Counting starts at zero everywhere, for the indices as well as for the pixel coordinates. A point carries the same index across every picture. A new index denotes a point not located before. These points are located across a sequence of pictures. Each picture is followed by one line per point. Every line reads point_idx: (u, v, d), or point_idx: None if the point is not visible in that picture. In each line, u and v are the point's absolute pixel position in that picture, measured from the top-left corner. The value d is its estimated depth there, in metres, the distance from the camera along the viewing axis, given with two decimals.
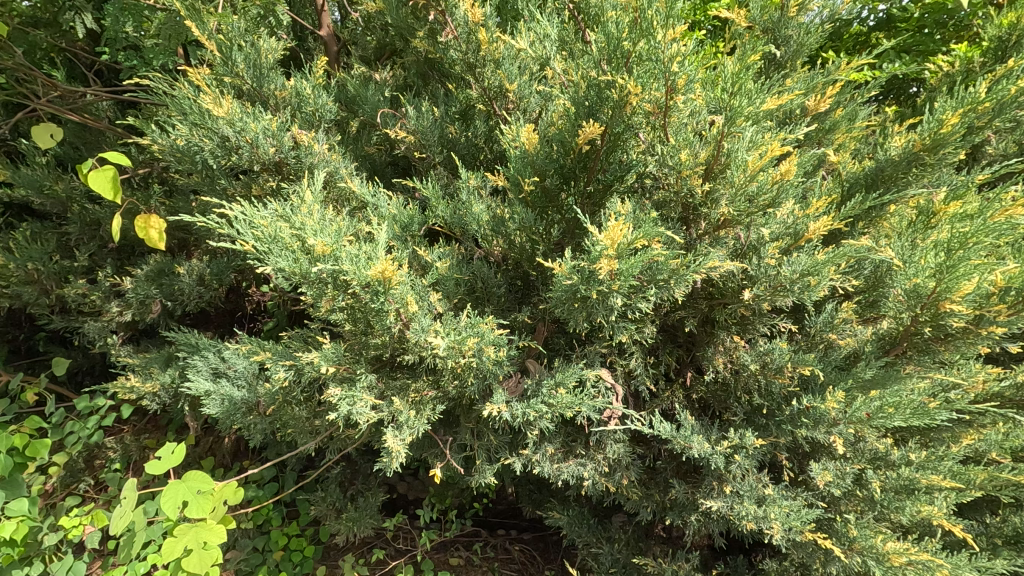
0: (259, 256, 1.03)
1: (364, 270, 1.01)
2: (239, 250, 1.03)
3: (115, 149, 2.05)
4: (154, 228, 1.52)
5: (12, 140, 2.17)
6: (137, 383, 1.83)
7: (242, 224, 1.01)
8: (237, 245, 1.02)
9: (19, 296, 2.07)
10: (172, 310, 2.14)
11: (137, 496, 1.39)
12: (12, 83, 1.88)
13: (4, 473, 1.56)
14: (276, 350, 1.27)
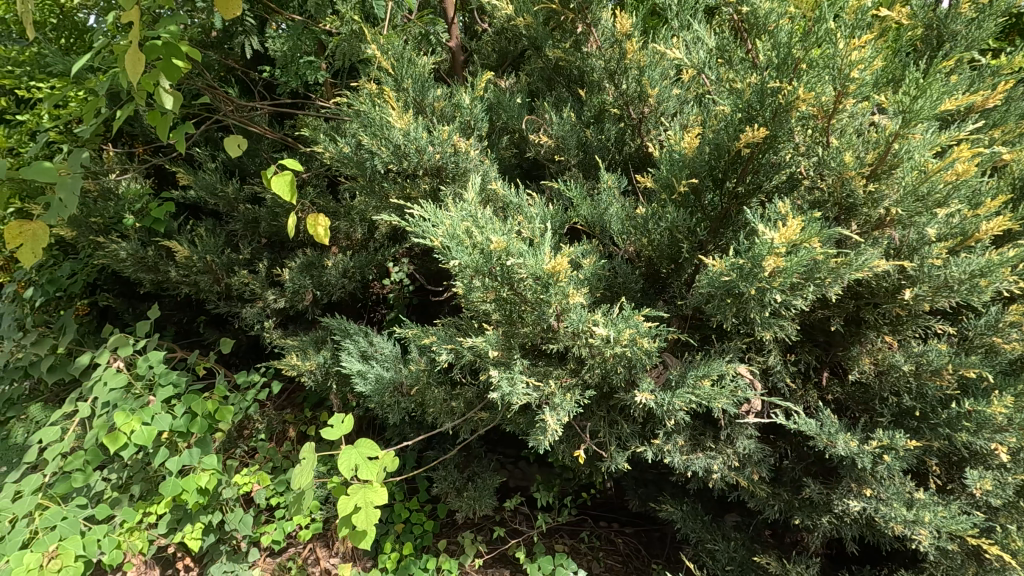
0: (445, 252, 1.17)
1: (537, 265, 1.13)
2: (428, 246, 1.17)
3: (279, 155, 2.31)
4: (322, 226, 1.72)
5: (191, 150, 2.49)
6: (298, 361, 2.07)
7: (430, 223, 1.17)
8: (426, 240, 1.17)
9: (198, 283, 2.40)
10: (320, 299, 2.39)
11: (313, 459, 1.56)
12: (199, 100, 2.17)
13: (200, 433, 1.84)
14: (438, 335, 1.41)
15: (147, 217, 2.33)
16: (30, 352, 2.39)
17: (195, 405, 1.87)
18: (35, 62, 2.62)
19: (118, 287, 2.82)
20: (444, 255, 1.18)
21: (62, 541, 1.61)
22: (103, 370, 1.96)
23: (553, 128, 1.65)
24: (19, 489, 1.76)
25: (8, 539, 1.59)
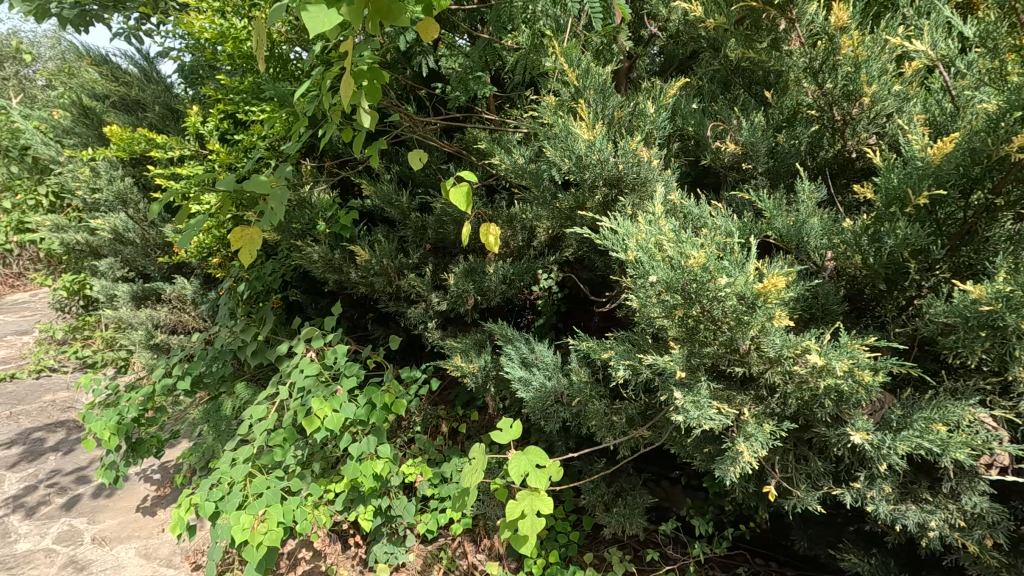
0: (637, 269, 1.16)
1: (747, 284, 1.08)
2: (621, 259, 1.17)
3: (453, 166, 2.44)
4: (493, 234, 1.77)
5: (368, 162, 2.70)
6: (462, 363, 2.17)
7: (622, 237, 1.20)
8: (619, 254, 1.17)
9: (373, 284, 2.63)
10: (480, 303, 2.48)
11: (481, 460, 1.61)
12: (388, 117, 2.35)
13: (377, 423, 2.00)
14: (615, 349, 1.38)
15: (335, 224, 2.60)
16: (240, 338, 2.79)
17: (375, 397, 2.04)
18: (252, 89, 3.06)
19: (305, 285, 3.19)
20: (636, 274, 1.17)
21: (268, 508, 1.84)
22: (300, 359, 2.23)
23: (741, 135, 1.54)
24: (236, 457, 2.06)
25: (228, 500, 1.86)
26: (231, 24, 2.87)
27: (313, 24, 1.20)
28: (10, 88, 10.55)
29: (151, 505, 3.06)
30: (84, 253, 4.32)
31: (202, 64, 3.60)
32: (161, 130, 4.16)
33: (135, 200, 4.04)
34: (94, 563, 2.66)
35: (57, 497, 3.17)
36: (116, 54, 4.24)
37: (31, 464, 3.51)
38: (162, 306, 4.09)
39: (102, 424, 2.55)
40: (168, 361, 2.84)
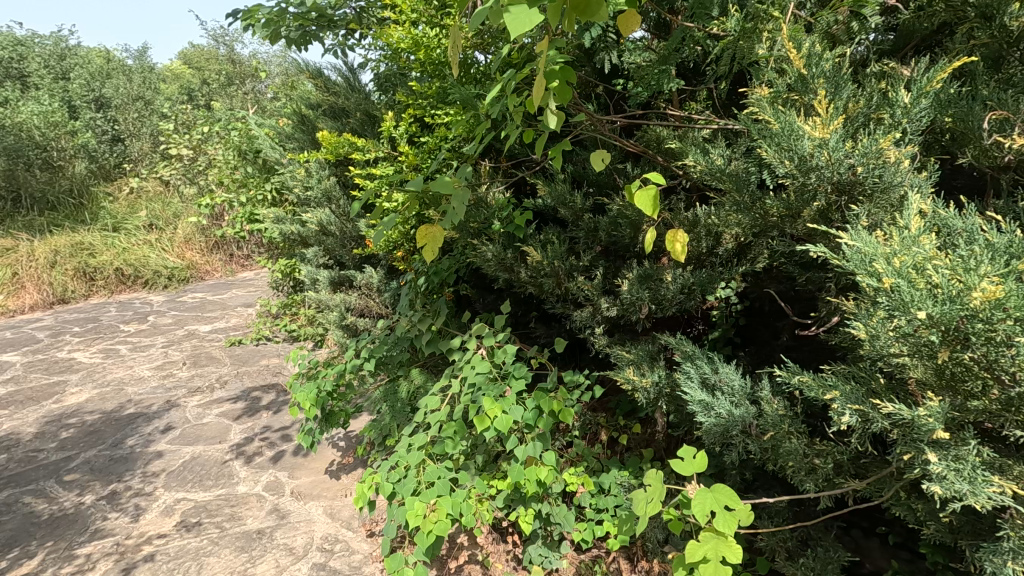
0: (897, 303, 0.99)
1: None
2: (876, 288, 1.01)
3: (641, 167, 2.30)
4: (680, 242, 1.55)
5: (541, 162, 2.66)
6: (634, 376, 2.06)
7: (878, 258, 1.03)
8: (875, 283, 1.02)
9: (542, 285, 2.61)
10: (653, 312, 2.33)
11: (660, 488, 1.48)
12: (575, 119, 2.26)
13: (545, 430, 1.98)
14: (845, 392, 1.16)
15: (509, 224, 2.65)
16: (417, 328, 2.99)
17: (544, 402, 2.03)
18: (439, 93, 3.24)
19: (476, 281, 3.31)
20: (894, 308, 1.00)
21: (439, 498, 1.93)
22: (472, 356, 2.30)
23: None
24: (412, 443, 2.19)
25: (404, 484, 2.00)
26: (425, 34, 3.05)
27: (516, 24, 1.17)
28: (248, 102, 12.71)
29: (337, 469, 3.45)
30: (296, 241, 5.01)
31: (396, 72, 3.91)
32: (360, 134, 4.65)
33: (336, 197, 4.56)
34: (292, 513, 3.07)
35: (268, 450, 3.73)
36: (327, 67, 4.80)
37: (251, 418, 4.18)
38: (353, 291, 4.58)
39: (305, 394, 2.92)
40: (358, 343, 3.16)
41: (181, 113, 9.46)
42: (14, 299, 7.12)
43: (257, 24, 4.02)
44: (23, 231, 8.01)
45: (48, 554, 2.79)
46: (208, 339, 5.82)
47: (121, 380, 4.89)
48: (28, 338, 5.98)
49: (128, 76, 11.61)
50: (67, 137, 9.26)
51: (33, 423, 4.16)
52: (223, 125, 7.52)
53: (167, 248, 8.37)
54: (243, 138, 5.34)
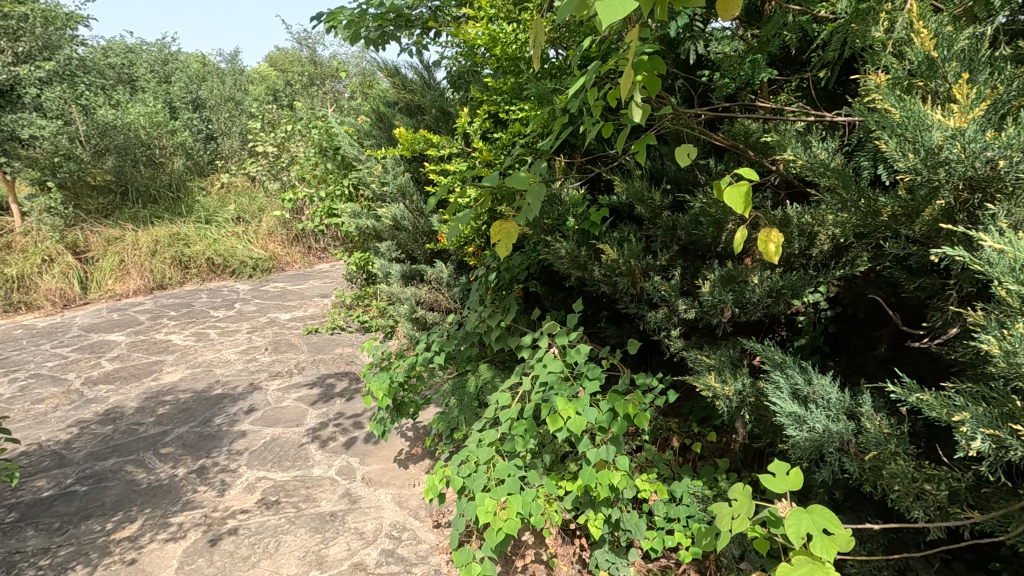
0: None
1: None
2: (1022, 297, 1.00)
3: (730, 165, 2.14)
4: (774, 241, 1.41)
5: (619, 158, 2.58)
6: (715, 383, 1.96)
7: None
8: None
9: (616, 285, 2.54)
10: (736, 316, 2.20)
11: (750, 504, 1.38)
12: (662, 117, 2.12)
13: (620, 434, 1.94)
14: (976, 415, 1.06)
15: (583, 221, 2.59)
16: (487, 324, 3.00)
17: (619, 405, 1.99)
18: (513, 89, 3.23)
19: (546, 278, 3.28)
20: None
21: (509, 496, 1.93)
22: (544, 354, 2.27)
23: None
24: (482, 439, 2.20)
25: (475, 479, 2.02)
26: (502, 30, 3.04)
27: (607, 13, 1.12)
28: (327, 102, 13.31)
29: (405, 459, 3.53)
30: (370, 235, 5.18)
31: (471, 68, 3.93)
32: (434, 131, 4.73)
33: (410, 193, 4.66)
34: (363, 499, 3.17)
35: (341, 436, 3.87)
36: (403, 65, 4.90)
37: (325, 404, 4.37)
38: (423, 285, 4.68)
39: (378, 384, 3.00)
40: (429, 337, 3.21)
41: (267, 113, 10.03)
42: (120, 284, 7.65)
43: (339, 26, 4.17)
44: (129, 222, 8.76)
45: (146, 520, 3.02)
46: (287, 327, 6.14)
47: (211, 362, 5.25)
48: (131, 320, 6.54)
49: (221, 78, 12.44)
50: (168, 136, 10.05)
51: (135, 398, 4.53)
52: (305, 124, 7.90)
53: (252, 240, 8.90)
54: (324, 136, 5.57)
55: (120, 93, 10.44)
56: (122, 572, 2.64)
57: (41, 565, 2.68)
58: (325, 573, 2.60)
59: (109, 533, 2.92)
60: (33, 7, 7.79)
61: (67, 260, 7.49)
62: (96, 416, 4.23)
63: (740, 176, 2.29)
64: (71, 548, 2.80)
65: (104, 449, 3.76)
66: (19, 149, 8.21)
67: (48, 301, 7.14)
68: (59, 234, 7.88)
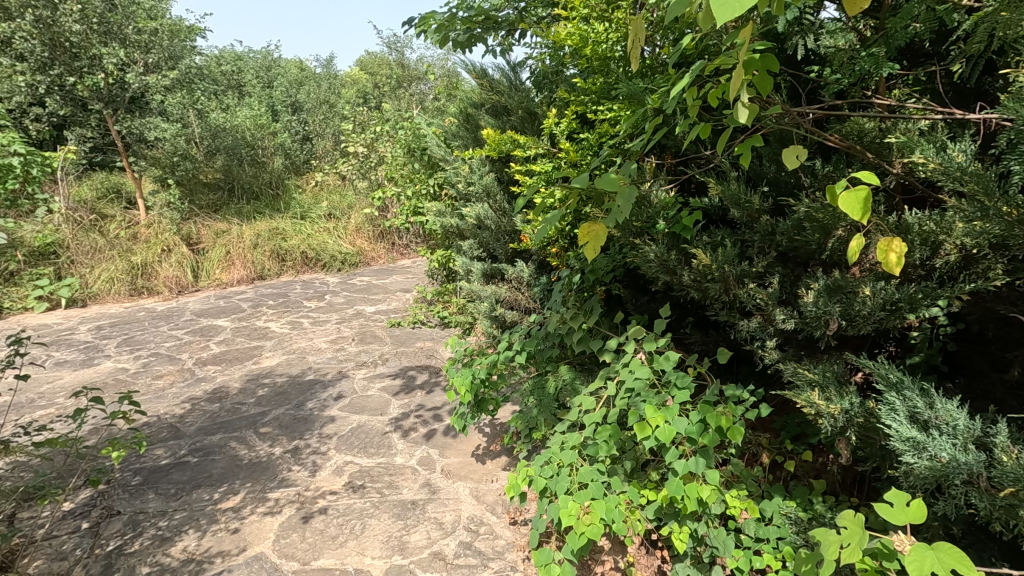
0: None
1: None
2: None
3: (849, 169, 1.93)
4: (895, 250, 1.21)
5: (716, 159, 2.48)
6: (818, 400, 1.84)
7: None
8: None
9: (707, 291, 2.44)
10: (842, 329, 2.06)
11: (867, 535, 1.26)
12: (772, 123, 1.96)
13: (712, 446, 1.88)
14: None
15: (674, 224, 2.51)
16: (569, 325, 2.99)
17: (710, 416, 1.94)
18: (602, 89, 3.19)
19: (630, 281, 3.21)
20: None
21: (593, 501, 1.92)
22: (631, 360, 2.24)
23: None
24: (565, 441, 2.21)
25: (558, 481, 2.03)
26: (593, 30, 3.01)
27: (723, 10, 1.07)
28: (413, 103, 13.82)
29: (483, 454, 3.61)
30: (454, 233, 5.31)
31: (558, 68, 3.92)
32: (520, 132, 4.78)
33: (495, 193, 4.72)
34: (442, 490, 3.26)
35: (422, 427, 4.01)
36: (491, 67, 4.98)
37: (407, 395, 4.54)
38: (503, 284, 4.73)
39: (461, 380, 3.07)
40: (511, 336, 3.25)
41: (358, 115, 10.54)
42: (226, 273, 8.32)
43: (430, 30, 4.29)
44: (235, 217, 9.53)
45: (247, 493, 3.27)
46: (373, 319, 6.44)
47: (304, 350, 5.60)
48: (235, 307, 7.10)
49: (318, 83, 13.23)
50: (270, 137, 10.81)
51: (239, 380, 4.92)
52: (394, 125, 8.24)
53: (342, 235, 9.39)
54: (412, 137, 5.78)
55: (230, 98, 11.36)
56: (227, 539, 2.87)
57: (160, 525, 2.97)
58: (407, 558, 2.71)
59: (216, 502, 3.19)
60: (160, 21, 8.61)
61: (183, 250, 8.24)
62: (205, 394, 4.64)
63: (855, 179, 2.09)
64: (184, 513, 3.08)
65: (212, 425, 4.11)
66: (146, 150, 9.13)
67: (166, 287, 7.90)
68: (177, 227, 8.69)
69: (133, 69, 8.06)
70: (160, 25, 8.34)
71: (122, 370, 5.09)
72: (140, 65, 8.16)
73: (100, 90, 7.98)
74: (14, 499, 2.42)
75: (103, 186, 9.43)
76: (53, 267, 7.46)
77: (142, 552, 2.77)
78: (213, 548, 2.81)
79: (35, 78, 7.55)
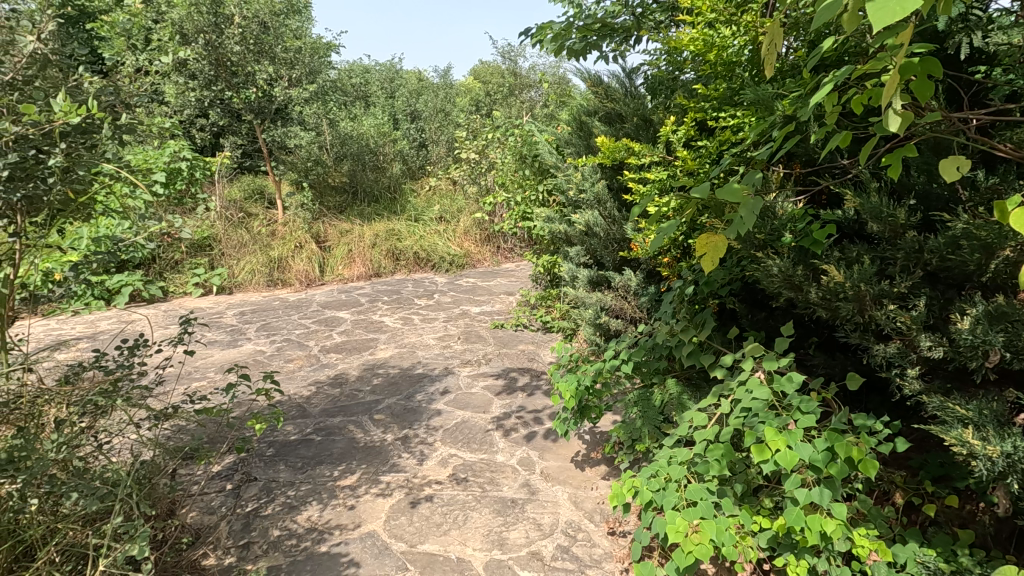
0: None
1: None
2: None
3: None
4: None
5: (854, 170, 2.30)
6: (972, 440, 1.66)
7: None
8: None
9: (839, 311, 2.27)
10: (1005, 362, 1.83)
11: None
12: (924, 133, 1.80)
13: (840, 477, 1.77)
14: None
15: (803, 237, 2.37)
16: (678, 337, 2.91)
17: (840, 446, 1.82)
18: (726, 96, 3.08)
19: (747, 296, 3.06)
20: None
21: (702, 520, 1.87)
22: (749, 379, 2.14)
23: None
24: (674, 456, 2.16)
25: (665, 496, 1.99)
26: (719, 34, 2.92)
27: (881, 14, 1.01)
28: (523, 111, 14.15)
29: (582, 461, 3.61)
30: (561, 240, 5.36)
31: (677, 74, 3.83)
32: (634, 139, 4.72)
33: (605, 200, 4.71)
34: (541, 491, 3.32)
35: (522, 428, 4.10)
36: (606, 74, 4.98)
37: (509, 395, 4.66)
38: (609, 292, 4.71)
39: (566, 385, 3.10)
40: (617, 344, 3.22)
41: (472, 123, 10.98)
42: (347, 269, 9.04)
43: (545, 40, 4.30)
44: (357, 218, 10.32)
45: (362, 474, 3.54)
46: (477, 320, 6.67)
47: (414, 345, 5.94)
48: (354, 301, 7.69)
49: (435, 93, 13.96)
50: (390, 144, 11.58)
51: (356, 368, 5.32)
52: (505, 131, 8.49)
53: (451, 238, 9.83)
54: (525, 144, 5.92)
55: (358, 108, 12.32)
56: (344, 514, 3.13)
57: (289, 494, 3.31)
58: (506, 554, 2.79)
59: (336, 479, 3.49)
60: (304, 40, 9.55)
61: (312, 247, 9.07)
62: (328, 379, 5.08)
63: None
64: (309, 486, 3.40)
65: (333, 408, 4.49)
66: (286, 156, 10.14)
67: (297, 280, 8.73)
68: (308, 225, 9.59)
69: (279, 83, 8.99)
70: (303, 44, 9.26)
71: (259, 352, 5.71)
72: (285, 80, 9.07)
73: (252, 102, 8.99)
74: (178, 457, 2.81)
75: (249, 188, 10.61)
76: (208, 258, 8.54)
77: (274, 516, 3.11)
78: (333, 521, 3.08)
79: (202, 94, 8.66)
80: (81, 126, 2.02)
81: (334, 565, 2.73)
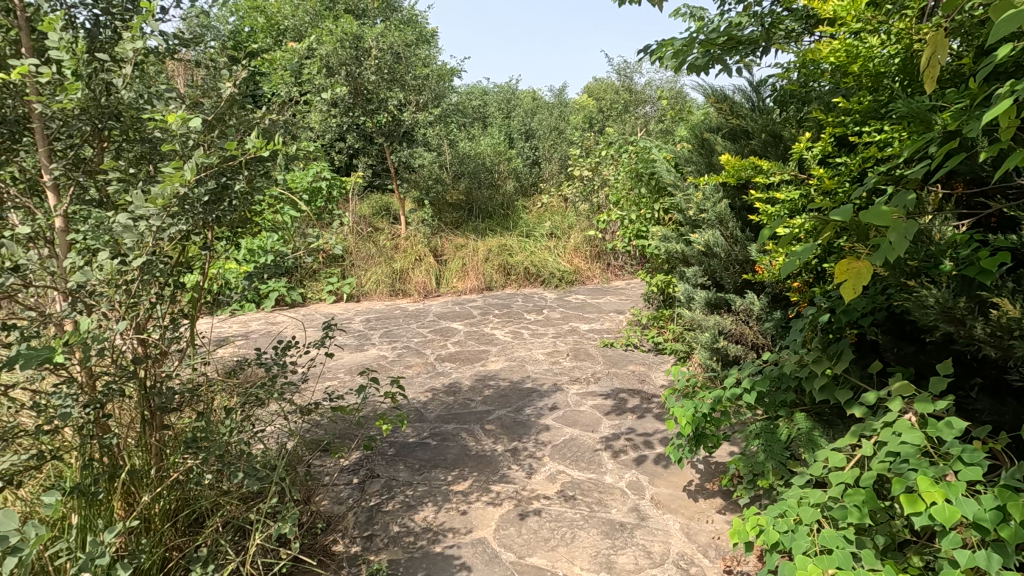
0: None
1: None
2: None
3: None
4: None
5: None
6: None
7: None
8: None
9: (1012, 350, 1.99)
10: None
11: None
12: None
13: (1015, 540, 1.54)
14: None
15: (966, 265, 2.12)
16: (809, 368, 2.71)
17: (1014, 506, 1.59)
18: (871, 108, 2.84)
19: (892, 326, 2.78)
20: None
21: (839, 570, 1.72)
22: (896, 420, 1.95)
23: None
24: (805, 496, 2.02)
25: (796, 538, 1.87)
26: (865, 43, 2.71)
27: None
28: (637, 128, 14.01)
29: (695, 491, 3.46)
30: (677, 260, 5.22)
31: (812, 86, 3.61)
32: (761, 155, 4.47)
33: (728, 220, 4.52)
34: (652, 518, 3.23)
35: (632, 451, 4.01)
36: (730, 89, 4.80)
37: (618, 416, 4.59)
38: (729, 315, 4.49)
39: (682, 410, 3.00)
40: (738, 372, 3.07)
41: (585, 140, 11.09)
42: (462, 282, 9.47)
43: (666, 57, 4.24)
44: (472, 233, 10.79)
45: (474, 481, 3.68)
46: (587, 337, 6.65)
47: (524, 359, 6.07)
48: (468, 313, 8.02)
49: (550, 112, 14.27)
50: (506, 162, 12.00)
51: (469, 378, 5.54)
52: (618, 149, 8.47)
53: (561, 254, 9.93)
54: (642, 162, 5.86)
55: (477, 129, 12.93)
56: (457, 518, 3.27)
57: (407, 493, 3.53)
58: None
59: (449, 483, 3.66)
60: (431, 68, 10.28)
61: (431, 260, 9.62)
62: (443, 387, 5.34)
63: None
64: (425, 487, 3.60)
65: (448, 415, 4.71)
66: (410, 175, 10.88)
67: (416, 291, 9.28)
68: (428, 240, 10.19)
69: (408, 108, 9.73)
70: (430, 72, 9.97)
71: (383, 357, 6.15)
72: (413, 105, 9.79)
73: (383, 127, 9.80)
74: (316, 449, 3.12)
75: (377, 205, 11.51)
76: (341, 268, 9.39)
77: (394, 512, 3.33)
78: (446, 523, 3.23)
79: (342, 120, 9.59)
80: (260, 157, 2.35)
81: (448, 566, 2.85)
